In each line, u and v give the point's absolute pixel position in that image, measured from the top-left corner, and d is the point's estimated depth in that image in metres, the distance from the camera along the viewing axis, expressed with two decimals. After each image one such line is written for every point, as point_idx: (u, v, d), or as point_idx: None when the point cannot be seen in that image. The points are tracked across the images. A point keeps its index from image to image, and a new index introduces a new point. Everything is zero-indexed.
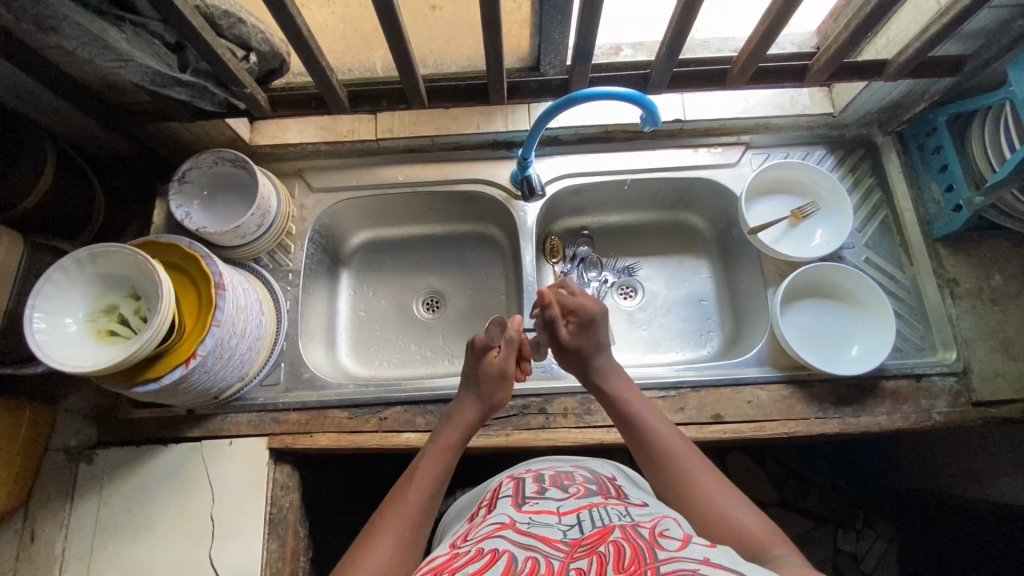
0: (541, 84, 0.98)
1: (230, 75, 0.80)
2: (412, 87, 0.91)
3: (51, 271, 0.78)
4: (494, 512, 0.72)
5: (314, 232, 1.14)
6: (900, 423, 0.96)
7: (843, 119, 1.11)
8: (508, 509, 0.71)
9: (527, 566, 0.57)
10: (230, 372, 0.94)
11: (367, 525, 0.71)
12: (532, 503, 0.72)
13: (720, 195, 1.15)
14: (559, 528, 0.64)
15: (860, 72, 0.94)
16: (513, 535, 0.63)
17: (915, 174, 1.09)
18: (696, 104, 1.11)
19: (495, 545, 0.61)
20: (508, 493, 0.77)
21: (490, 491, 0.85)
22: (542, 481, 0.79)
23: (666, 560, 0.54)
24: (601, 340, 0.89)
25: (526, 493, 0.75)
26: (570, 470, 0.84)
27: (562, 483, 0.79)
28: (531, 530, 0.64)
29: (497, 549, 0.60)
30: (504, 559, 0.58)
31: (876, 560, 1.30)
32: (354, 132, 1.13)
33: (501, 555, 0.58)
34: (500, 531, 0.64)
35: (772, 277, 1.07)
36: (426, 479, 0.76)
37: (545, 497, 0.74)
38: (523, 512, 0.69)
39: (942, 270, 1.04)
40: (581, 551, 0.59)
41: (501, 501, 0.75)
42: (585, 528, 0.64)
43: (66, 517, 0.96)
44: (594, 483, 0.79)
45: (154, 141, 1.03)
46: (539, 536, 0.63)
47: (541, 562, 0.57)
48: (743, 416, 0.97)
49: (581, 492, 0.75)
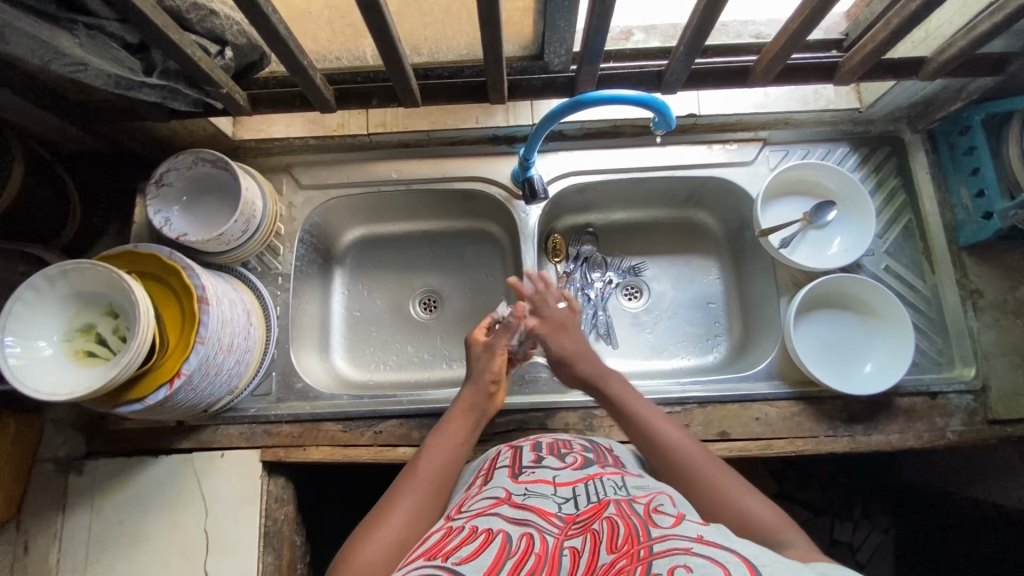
0: (546, 81, 0.90)
1: (202, 75, 0.72)
2: (404, 84, 0.83)
3: (21, 289, 0.74)
4: (489, 484, 0.68)
5: (303, 232, 1.09)
6: (912, 442, 0.93)
7: (870, 113, 1.03)
8: (503, 481, 0.67)
9: (520, 545, 0.54)
10: (220, 387, 0.91)
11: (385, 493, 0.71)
12: (529, 473, 0.68)
13: (734, 195, 1.09)
14: (554, 500, 0.62)
15: (896, 69, 0.85)
16: (508, 512, 0.59)
17: (943, 175, 1.03)
18: (711, 99, 1.03)
19: (489, 524, 0.57)
20: (504, 464, 0.72)
21: (485, 460, 0.80)
22: (540, 449, 0.75)
23: (659, 538, 0.52)
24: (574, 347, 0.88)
25: (523, 462, 0.71)
26: (569, 438, 0.79)
27: (559, 451, 0.74)
28: (526, 504, 0.61)
29: (492, 528, 0.57)
30: (498, 538, 0.55)
31: (872, 549, 1.24)
32: (343, 126, 1.06)
33: (495, 535, 0.55)
34: (495, 508, 0.60)
35: (786, 286, 1.02)
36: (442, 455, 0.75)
37: (542, 466, 0.69)
38: (519, 484, 0.65)
39: (966, 281, 0.99)
40: (575, 528, 0.57)
41: (496, 472, 0.71)
42: (581, 503, 0.61)
43: (58, 528, 0.94)
44: (591, 452, 0.75)
45: (129, 138, 0.96)
46: (534, 509, 0.60)
47: (535, 539, 0.55)
48: (750, 434, 0.94)
49: (578, 463, 0.70)
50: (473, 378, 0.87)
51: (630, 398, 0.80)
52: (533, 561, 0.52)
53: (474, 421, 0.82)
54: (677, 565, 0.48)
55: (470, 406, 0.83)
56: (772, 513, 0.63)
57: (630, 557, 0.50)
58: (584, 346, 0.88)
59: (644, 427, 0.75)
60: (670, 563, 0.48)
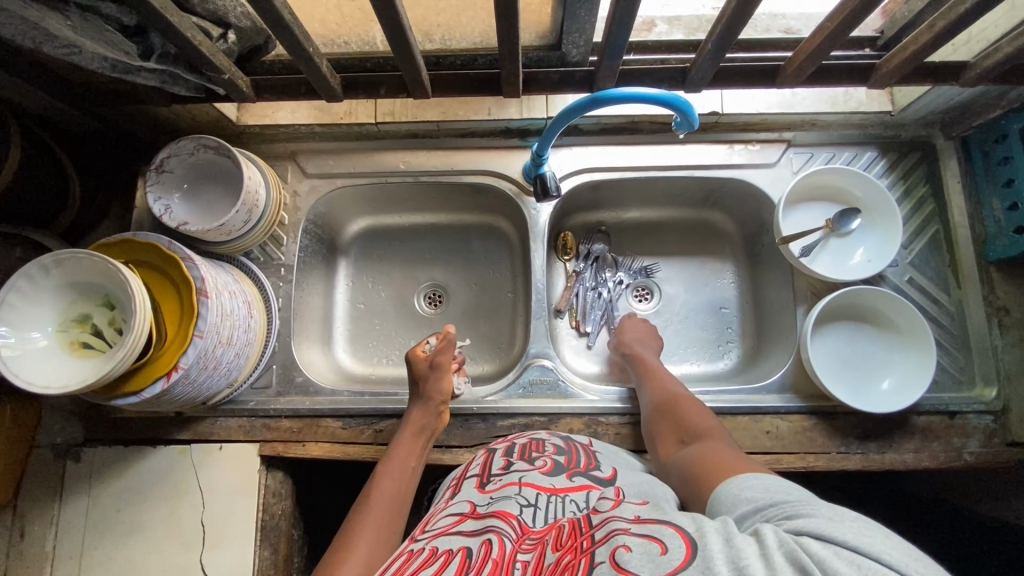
0: (563, 75, 0.85)
1: (203, 60, 0.69)
2: (414, 74, 0.79)
3: (13, 279, 0.72)
4: (455, 497, 0.67)
5: (307, 222, 1.06)
6: (927, 462, 0.90)
7: (901, 118, 0.99)
8: (469, 494, 0.67)
9: (479, 555, 0.52)
10: (217, 381, 0.89)
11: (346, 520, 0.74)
12: (496, 480, 0.68)
13: (754, 197, 1.04)
14: (517, 502, 0.60)
15: (936, 74, 0.81)
16: (470, 525, 0.58)
17: (975, 185, 0.98)
18: (736, 96, 0.98)
19: (449, 545, 0.55)
20: (474, 473, 0.72)
21: (461, 469, 0.79)
22: (511, 454, 0.73)
23: (600, 525, 0.52)
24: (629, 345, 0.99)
25: (491, 471, 0.70)
26: (543, 439, 0.77)
27: (530, 454, 0.72)
28: (488, 511, 0.60)
29: (451, 549, 0.55)
30: (458, 556, 0.53)
31: None
32: (351, 114, 1.02)
33: (455, 554, 0.53)
34: (458, 526, 0.59)
35: (803, 296, 0.99)
36: (394, 490, 0.78)
37: (510, 471, 0.68)
38: (485, 494, 0.65)
39: (992, 297, 0.95)
40: (529, 542, 0.54)
41: (465, 483, 0.71)
42: (539, 516, 0.58)
43: (55, 515, 0.94)
44: (563, 455, 0.72)
45: (130, 121, 0.93)
46: (496, 513, 0.59)
47: (494, 545, 0.53)
48: (759, 448, 0.91)
49: (547, 467, 0.68)
50: (421, 397, 0.89)
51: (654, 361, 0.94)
52: (491, 566, 0.50)
53: (422, 444, 0.86)
54: (617, 546, 0.47)
55: (419, 428, 0.87)
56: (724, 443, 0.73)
57: (574, 551, 0.49)
58: (643, 337, 1.01)
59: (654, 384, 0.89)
60: (610, 549, 0.48)
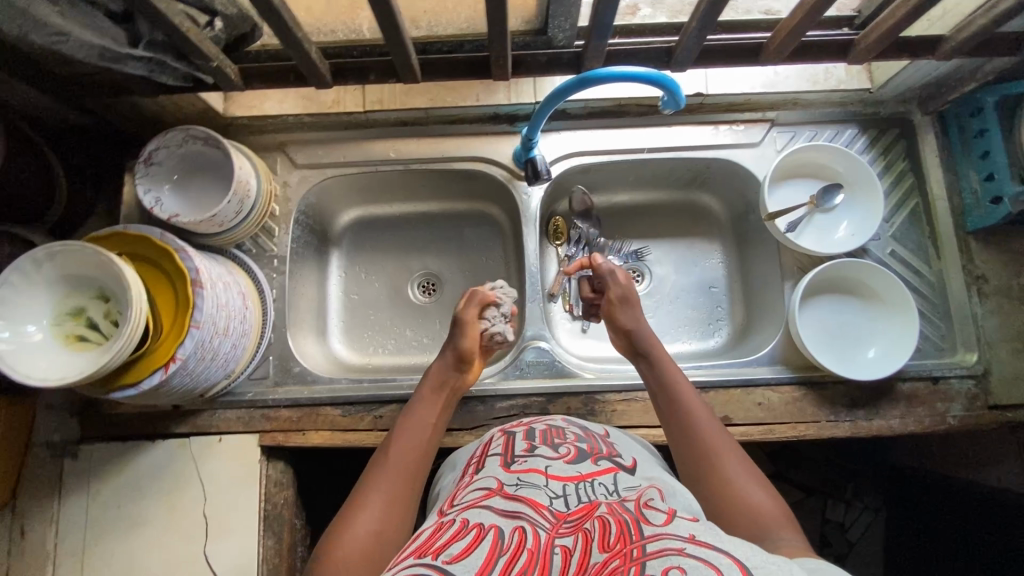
0: (551, 58, 0.86)
1: (190, 47, 0.69)
2: (404, 60, 0.80)
3: (6, 272, 0.71)
4: (481, 473, 0.65)
5: (299, 213, 1.06)
6: (913, 427, 0.93)
7: (880, 94, 1.01)
8: (495, 471, 0.64)
9: (512, 541, 0.52)
10: (216, 371, 0.89)
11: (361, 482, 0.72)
12: (521, 462, 0.65)
13: (740, 176, 1.06)
14: (546, 493, 0.59)
15: (912, 48, 0.83)
16: (500, 504, 0.57)
17: (954, 159, 1.01)
18: (720, 77, 1.00)
19: (480, 518, 0.55)
20: (496, 452, 0.69)
21: (479, 444, 0.77)
22: (532, 438, 0.70)
23: (652, 537, 0.49)
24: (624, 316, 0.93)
25: (515, 451, 0.68)
26: (562, 425, 0.75)
27: (552, 440, 0.69)
28: (518, 494, 0.59)
29: (483, 523, 0.54)
30: (489, 535, 0.52)
31: (862, 530, 1.25)
32: (339, 103, 1.02)
33: (486, 532, 0.53)
34: (486, 500, 0.58)
35: (791, 271, 1.01)
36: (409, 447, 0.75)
37: (534, 455, 0.66)
38: (512, 474, 0.63)
39: (972, 266, 0.98)
40: (566, 527, 0.54)
41: (488, 461, 0.68)
42: (571, 502, 0.58)
43: (55, 513, 0.93)
44: (585, 442, 0.70)
45: (116, 114, 0.92)
46: (526, 500, 0.58)
47: (528, 533, 0.53)
48: (752, 419, 0.94)
49: (572, 455, 0.66)
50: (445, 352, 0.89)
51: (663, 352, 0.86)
52: (525, 557, 0.50)
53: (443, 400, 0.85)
54: (671, 566, 0.45)
55: (438, 387, 0.86)
56: (771, 504, 0.63)
57: (622, 557, 0.48)
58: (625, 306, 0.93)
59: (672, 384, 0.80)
60: (663, 564, 0.46)
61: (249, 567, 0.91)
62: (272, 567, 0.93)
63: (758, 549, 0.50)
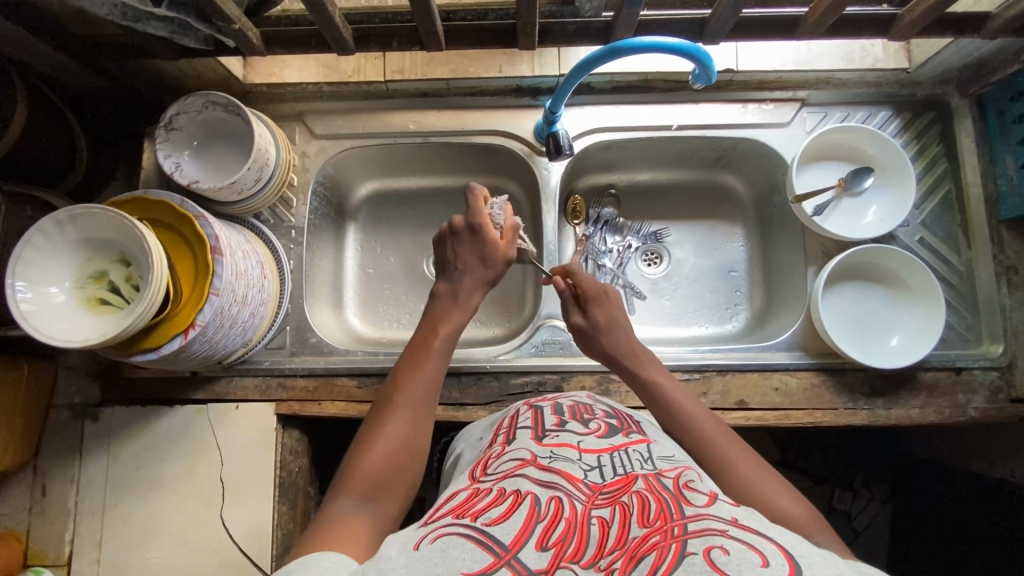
0: (579, 27, 0.83)
1: (213, 8, 0.68)
2: (428, 26, 0.78)
3: (29, 232, 0.71)
4: (511, 444, 0.65)
5: (316, 184, 1.05)
6: (932, 417, 0.92)
7: (917, 75, 0.98)
8: (526, 443, 0.64)
9: (550, 509, 0.52)
10: (234, 339, 0.89)
11: (368, 417, 0.68)
12: (553, 436, 0.64)
13: (766, 157, 1.04)
14: (580, 466, 0.58)
15: (956, 26, 0.80)
16: (535, 473, 0.57)
17: (990, 142, 0.96)
18: (751, 52, 0.96)
19: (517, 486, 0.55)
20: (526, 425, 0.68)
21: (504, 417, 0.76)
22: (561, 413, 0.70)
23: (694, 518, 0.49)
24: (613, 317, 0.86)
25: (545, 426, 0.67)
26: (589, 402, 0.74)
27: (582, 416, 0.69)
28: (552, 465, 0.58)
29: (520, 490, 0.54)
30: (527, 500, 0.53)
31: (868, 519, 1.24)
32: (359, 72, 1.00)
33: (523, 497, 0.53)
34: (522, 469, 0.58)
35: (814, 256, 0.99)
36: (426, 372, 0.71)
37: (565, 431, 0.65)
38: (544, 446, 0.62)
39: (1002, 256, 0.95)
40: (603, 498, 0.54)
41: (518, 433, 0.67)
42: (607, 473, 0.57)
43: (75, 473, 0.95)
44: (615, 418, 0.70)
45: (137, 76, 0.92)
46: (561, 472, 0.57)
47: (564, 503, 0.52)
48: (768, 404, 0.93)
49: (603, 430, 0.66)
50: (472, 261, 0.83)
51: (654, 369, 0.79)
52: (562, 526, 0.50)
53: (461, 314, 0.80)
54: (714, 546, 0.45)
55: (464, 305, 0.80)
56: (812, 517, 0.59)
57: (663, 533, 0.47)
58: (606, 308, 0.87)
59: (672, 397, 0.75)
60: (705, 543, 0.46)
61: (263, 533, 0.92)
62: (286, 532, 0.95)
63: (802, 540, 0.49)
